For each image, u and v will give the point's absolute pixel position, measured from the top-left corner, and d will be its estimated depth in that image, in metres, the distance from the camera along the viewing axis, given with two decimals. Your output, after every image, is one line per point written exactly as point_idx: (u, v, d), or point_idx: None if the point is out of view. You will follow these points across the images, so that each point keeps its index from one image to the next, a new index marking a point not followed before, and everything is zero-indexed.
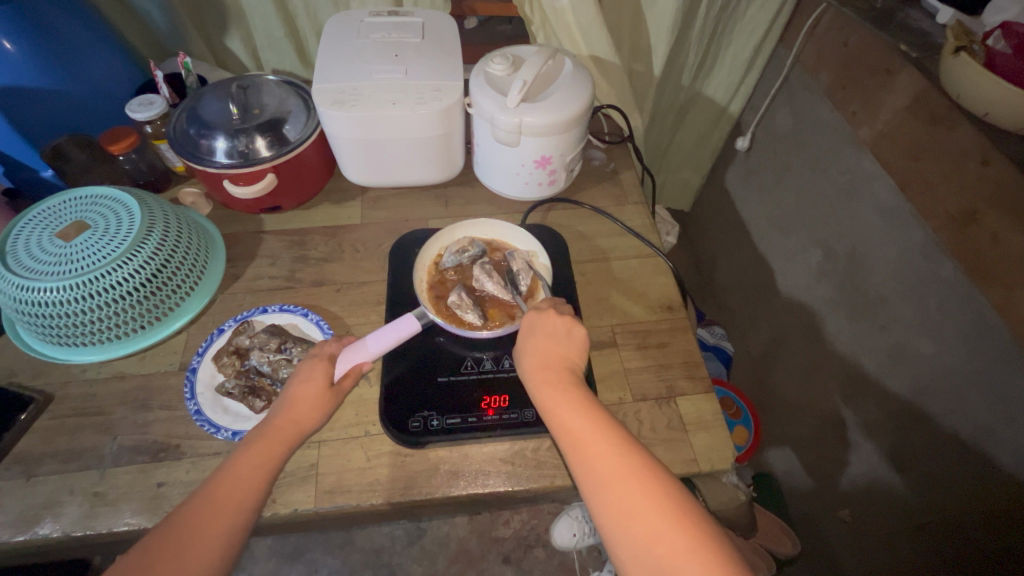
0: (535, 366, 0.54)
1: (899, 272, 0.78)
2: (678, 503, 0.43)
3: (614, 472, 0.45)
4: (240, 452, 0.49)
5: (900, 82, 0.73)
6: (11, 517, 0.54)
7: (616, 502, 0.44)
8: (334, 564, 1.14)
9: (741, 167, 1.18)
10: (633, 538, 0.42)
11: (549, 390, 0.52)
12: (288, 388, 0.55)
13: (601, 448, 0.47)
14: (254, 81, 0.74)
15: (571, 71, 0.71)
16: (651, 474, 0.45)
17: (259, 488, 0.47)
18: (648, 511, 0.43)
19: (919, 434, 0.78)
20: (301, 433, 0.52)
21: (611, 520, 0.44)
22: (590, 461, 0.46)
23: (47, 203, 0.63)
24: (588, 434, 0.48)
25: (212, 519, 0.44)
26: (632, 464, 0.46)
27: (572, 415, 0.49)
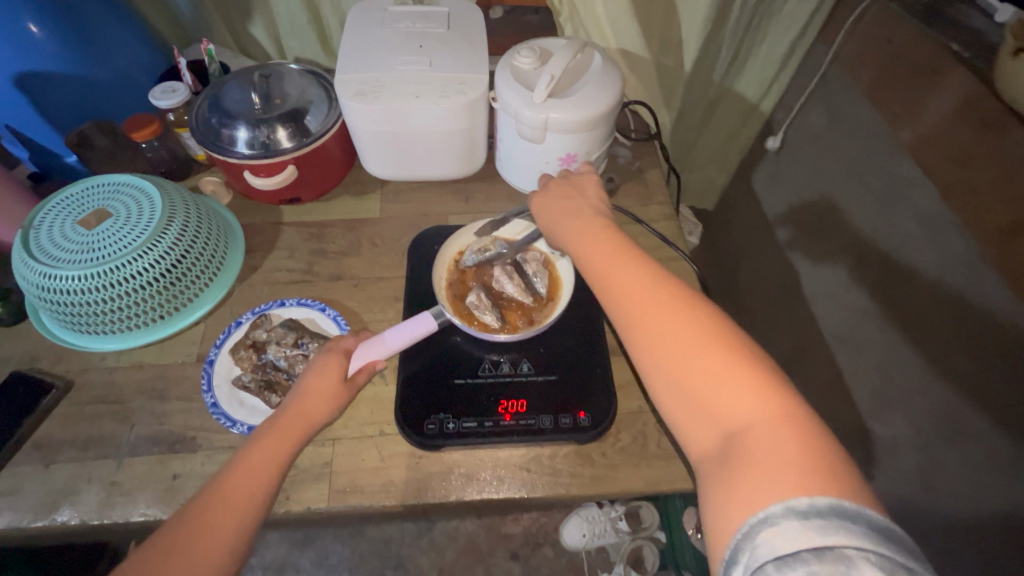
0: (566, 220, 0.55)
1: (936, 283, 0.74)
2: (716, 324, 0.41)
3: (644, 294, 0.44)
4: (251, 446, 0.48)
5: (949, 83, 0.69)
6: (32, 502, 0.54)
7: (649, 322, 0.43)
8: (344, 552, 1.15)
9: (770, 167, 1.14)
10: (668, 356, 0.41)
11: (583, 236, 0.52)
12: (302, 381, 0.54)
13: (634, 276, 0.46)
14: (276, 69, 0.73)
15: (600, 65, 0.69)
16: (686, 299, 0.43)
17: (271, 486, 0.47)
18: (687, 333, 0.41)
19: (950, 453, 0.75)
20: (312, 426, 0.51)
21: (643, 339, 0.42)
22: (620, 287, 0.46)
23: (70, 190, 0.63)
24: (621, 261, 0.48)
25: (222, 515, 0.43)
26: (666, 289, 0.44)
27: (606, 250, 0.50)
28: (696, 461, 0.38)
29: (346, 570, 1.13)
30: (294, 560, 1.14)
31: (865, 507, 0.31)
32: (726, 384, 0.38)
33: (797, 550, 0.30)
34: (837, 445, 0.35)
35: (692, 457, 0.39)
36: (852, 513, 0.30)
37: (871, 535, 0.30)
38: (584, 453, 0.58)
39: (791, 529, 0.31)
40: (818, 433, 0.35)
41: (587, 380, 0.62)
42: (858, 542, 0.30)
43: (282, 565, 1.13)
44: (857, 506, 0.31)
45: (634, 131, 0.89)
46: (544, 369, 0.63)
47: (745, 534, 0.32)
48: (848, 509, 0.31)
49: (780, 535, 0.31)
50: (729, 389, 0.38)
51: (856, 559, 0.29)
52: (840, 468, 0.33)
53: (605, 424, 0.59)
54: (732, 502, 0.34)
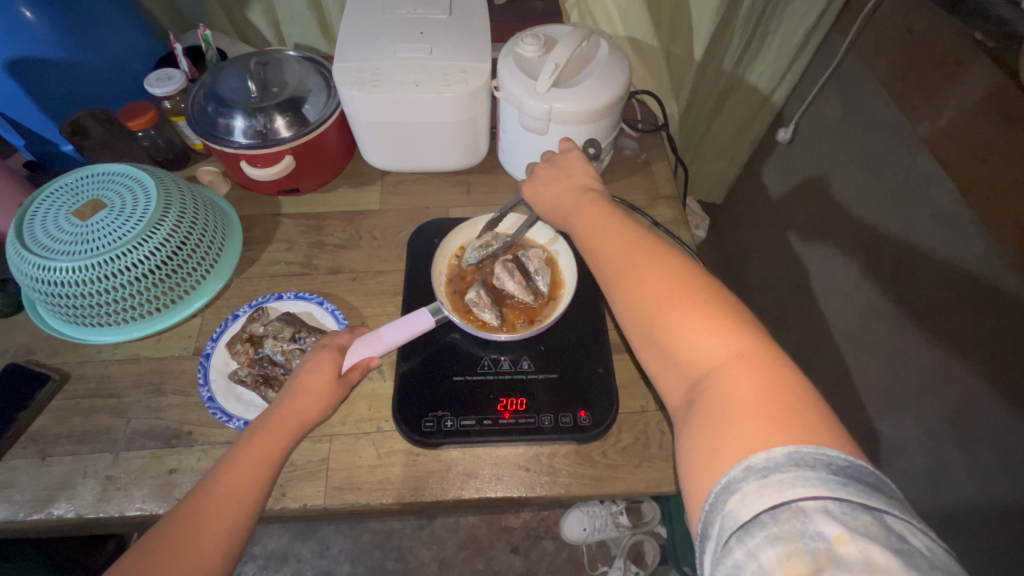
0: (555, 194, 0.55)
1: (951, 283, 0.72)
2: (693, 281, 0.41)
3: (624, 259, 0.45)
4: (242, 445, 0.47)
5: (972, 75, 0.66)
6: (28, 496, 0.54)
7: (627, 286, 0.43)
8: (346, 543, 1.16)
9: (781, 159, 1.11)
10: (645, 318, 0.41)
11: (571, 205, 0.53)
12: (296, 378, 0.53)
13: (616, 242, 0.46)
14: (274, 57, 0.71)
15: (607, 53, 0.67)
16: (666, 259, 0.43)
17: (262, 486, 0.46)
18: (656, 287, 0.41)
19: (960, 456, 0.73)
20: (305, 424, 0.51)
21: (623, 302, 0.43)
22: (602, 254, 0.47)
23: (62, 180, 0.62)
24: (604, 228, 0.48)
25: (214, 516, 0.43)
26: (646, 251, 0.44)
27: (590, 218, 0.50)
28: (675, 415, 0.39)
29: (347, 561, 1.14)
30: (295, 550, 1.14)
31: (825, 451, 0.31)
32: (698, 341, 0.38)
33: (756, 513, 0.30)
34: (809, 393, 0.35)
35: (672, 412, 0.40)
36: (809, 460, 0.30)
37: (829, 481, 0.30)
38: (585, 453, 0.57)
39: (749, 490, 0.30)
40: (787, 381, 0.35)
41: (588, 379, 0.61)
42: (815, 492, 0.29)
43: (284, 556, 1.13)
44: (815, 452, 0.31)
45: (641, 122, 0.87)
46: (544, 367, 0.62)
47: (710, 500, 0.32)
48: (805, 457, 0.30)
49: (741, 498, 0.30)
50: (700, 345, 0.38)
51: (811, 511, 0.29)
52: (805, 417, 0.33)
53: (606, 424, 0.58)
54: (697, 454, 0.34)
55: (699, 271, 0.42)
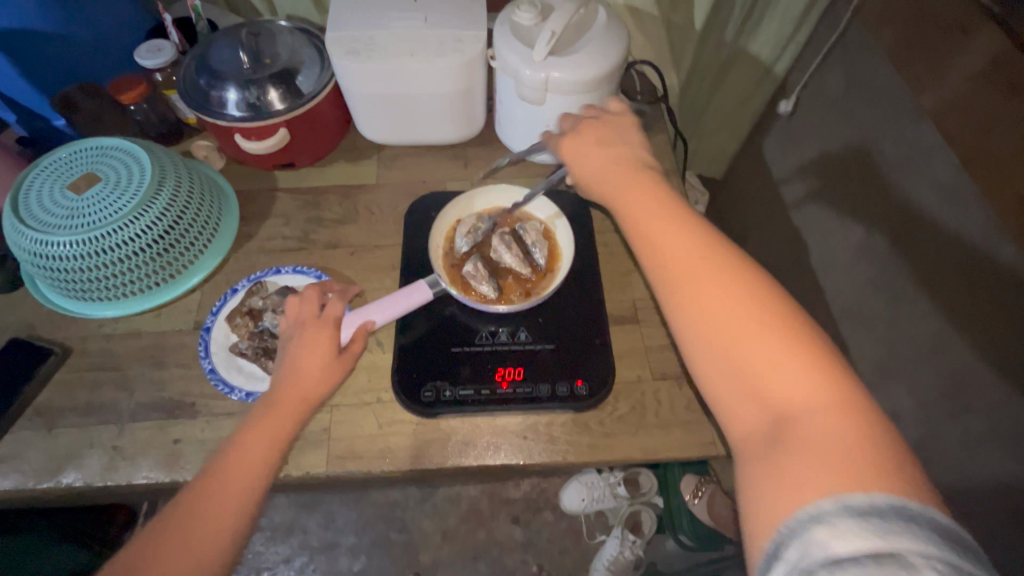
0: (608, 175, 0.50)
1: (950, 255, 0.72)
2: (773, 299, 0.38)
3: (694, 263, 0.41)
4: (245, 430, 0.48)
5: (976, 42, 0.64)
6: (36, 466, 0.55)
7: (697, 294, 0.40)
8: (350, 515, 1.18)
9: (782, 133, 1.10)
10: (719, 332, 0.38)
11: (625, 189, 0.48)
12: (292, 359, 0.52)
13: (682, 240, 0.42)
14: (266, 27, 0.69)
15: (605, 20, 0.65)
16: (741, 270, 0.40)
17: (266, 469, 0.47)
18: (732, 302, 0.39)
19: (953, 425, 0.74)
20: (307, 406, 0.51)
21: (690, 310, 0.40)
22: (665, 252, 0.42)
23: (55, 154, 0.61)
24: (670, 221, 0.44)
25: (221, 494, 0.44)
26: (719, 257, 0.41)
27: (649, 210, 0.45)
28: (741, 440, 0.37)
29: (353, 532, 1.16)
30: (301, 522, 1.17)
31: (923, 501, 0.30)
32: (780, 368, 0.36)
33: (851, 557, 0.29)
34: (896, 436, 0.33)
35: (734, 434, 0.38)
36: (913, 512, 0.29)
37: (931, 535, 0.29)
38: (582, 421, 0.58)
39: (845, 533, 0.29)
40: (875, 422, 0.33)
41: (585, 350, 0.61)
42: (918, 545, 0.28)
43: (291, 527, 1.16)
44: (918, 504, 0.29)
45: (640, 94, 0.85)
46: (541, 338, 0.62)
47: (792, 534, 0.31)
48: (908, 509, 0.29)
49: (835, 539, 0.29)
50: (782, 371, 0.36)
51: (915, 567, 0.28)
52: (898, 463, 0.32)
53: (602, 394, 0.58)
54: (773, 482, 0.33)
55: (777, 289, 0.39)
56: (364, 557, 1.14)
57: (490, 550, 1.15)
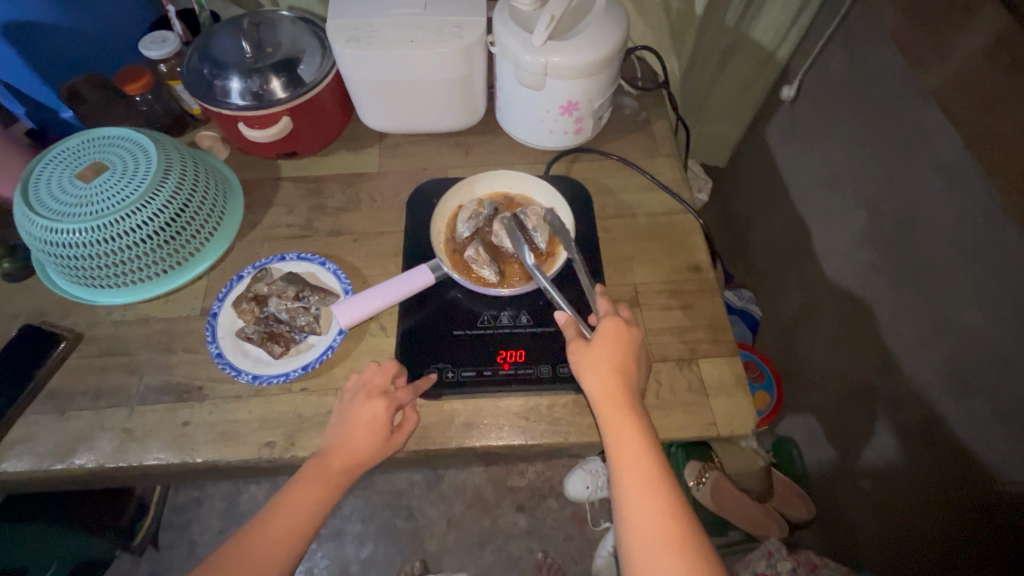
0: (605, 381, 0.51)
1: (954, 237, 0.72)
2: (693, 548, 0.44)
3: (655, 524, 0.45)
4: (291, 489, 0.51)
5: (979, 20, 0.64)
6: (49, 448, 0.57)
7: (650, 544, 0.44)
8: (357, 503, 1.20)
9: (785, 119, 1.09)
10: (643, 543, 0.44)
11: (613, 413, 0.49)
12: (347, 422, 0.53)
13: (651, 505, 0.45)
14: (267, 17, 0.70)
15: (604, 4, 0.65)
16: (693, 543, 0.44)
17: (304, 535, 0.49)
18: (657, 532, 0.44)
19: (956, 408, 0.74)
20: (353, 475, 0.52)
21: (639, 552, 0.44)
22: (632, 499, 0.46)
23: (64, 145, 0.62)
24: (644, 482, 0.46)
25: (263, 555, 0.47)
26: (680, 533, 0.44)
27: (632, 455, 0.47)
28: None
29: (359, 520, 1.18)
30: None
31: None
32: None
33: None
34: None
35: None
36: None
37: None
38: (584, 403, 0.58)
39: None
40: None
41: None
42: None
43: None
44: None
45: (641, 80, 0.85)
46: (542, 321, 0.63)
47: None
48: None
49: None
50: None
51: None
52: None
53: None
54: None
55: (700, 539, 0.45)
56: (371, 544, 1.15)
57: (496, 538, 1.16)
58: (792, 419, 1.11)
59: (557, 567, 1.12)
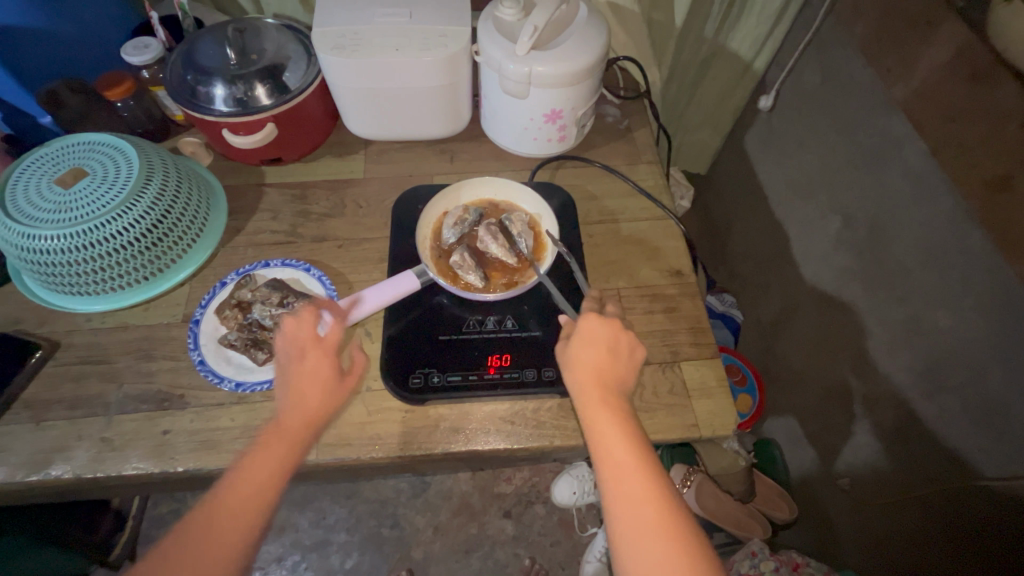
0: (585, 375, 0.51)
1: (922, 241, 0.75)
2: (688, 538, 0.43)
3: (641, 513, 0.44)
4: (248, 453, 0.47)
5: (942, 33, 0.66)
6: (23, 459, 0.55)
7: (638, 534, 0.43)
8: (342, 512, 1.18)
9: (763, 128, 1.12)
10: (641, 540, 0.43)
11: (596, 411, 0.49)
12: (288, 382, 0.51)
13: (638, 494, 0.44)
14: (252, 24, 0.70)
15: (586, 15, 0.67)
16: (679, 529, 0.43)
17: (271, 497, 0.46)
18: (651, 527, 0.43)
19: (929, 406, 0.77)
20: (313, 432, 0.50)
21: (627, 543, 0.43)
22: (621, 494, 0.45)
23: (43, 151, 0.61)
24: (629, 470, 0.46)
25: (224, 530, 0.43)
26: (666, 520, 0.44)
27: (618, 449, 0.47)
28: None
29: (344, 529, 1.16)
30: (293, 521, 1.17)
31: None
32: None
33: None
34: None
35: None
36: None
37: None
38: (568, 406, 0.59)
39: None
40: None
41: None
42: None
43: (282, 526, 1.16)
44: None
45: (623, 89, 0.87)
46: (527, 326, 0.63)
47: None
48: None
49: None
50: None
51: None
52: None
53: None
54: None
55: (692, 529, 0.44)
56: (356, 554, 1.14)
57: (483, 544, 1.16)
58: (773, 422, 1.13)
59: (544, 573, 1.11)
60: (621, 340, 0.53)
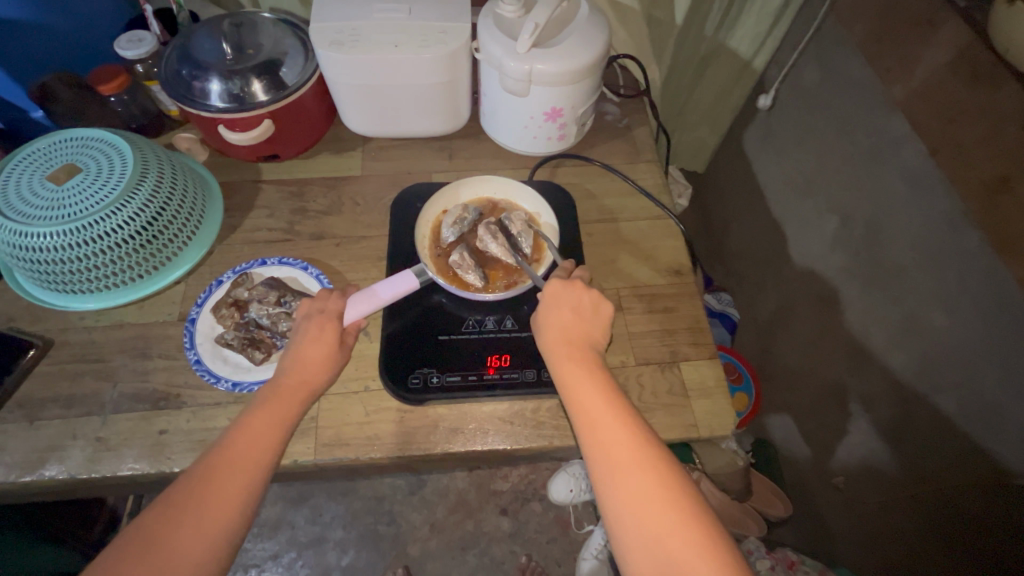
0: (553, 334, 0.53)
1: (919, 242, 0.75)
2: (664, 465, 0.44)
3: (623, 452, 0.44)
4: (252, 412, 0.48)
5: (944, 34, 0.66)
6: (18, 459, 0.55)
7: (617, 471, 0.43)
8: (338, 510, 1.18)
9: (762, 127, 1.12)
10: (621, 475, 0.43)
11: (567, 364, 0.50)
12: (293, 347, 0.53)
13: (618, 436, 0.45)
14: (249, 19, 0.69)
15: (587, 12, 0.66)
16: (662, 464, 0.44)
17: (269, 456, 0.46)
18: (629, 461, 0.44)
19: (924, 406, 0.77)
20: (311, 392, 0.52)
21: (613, 483, 0.43)
22: (596, 437, 0.45)
23: (34, 146, 0.60)
24: (601, 411, 0.47)
25: (228, 479, 0.43)
26: (648, 456, 0.44)
27: (590, 396, 0.48)
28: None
29: (340, 526, 1.16)
30: (289, 518, 1.16)
31: None
32: (664, 521, 0.41)
33: None
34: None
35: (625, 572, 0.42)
36: None
37: None
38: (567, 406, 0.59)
39: None
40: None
41: None
42: None
43: (278, 523, 1.15)
44: None
45: (622, 87, 0.87)
46: (527, 326, 0.63)
47: None
48: None
49: None
50: (682, 540, 0.40)
51: None
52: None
53: None
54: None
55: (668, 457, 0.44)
56: (353, 551, 1.14)
57: (479, 541, 1.16)
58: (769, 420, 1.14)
59: (540, 569, 1.12)
60: (584, 292, 0.55)
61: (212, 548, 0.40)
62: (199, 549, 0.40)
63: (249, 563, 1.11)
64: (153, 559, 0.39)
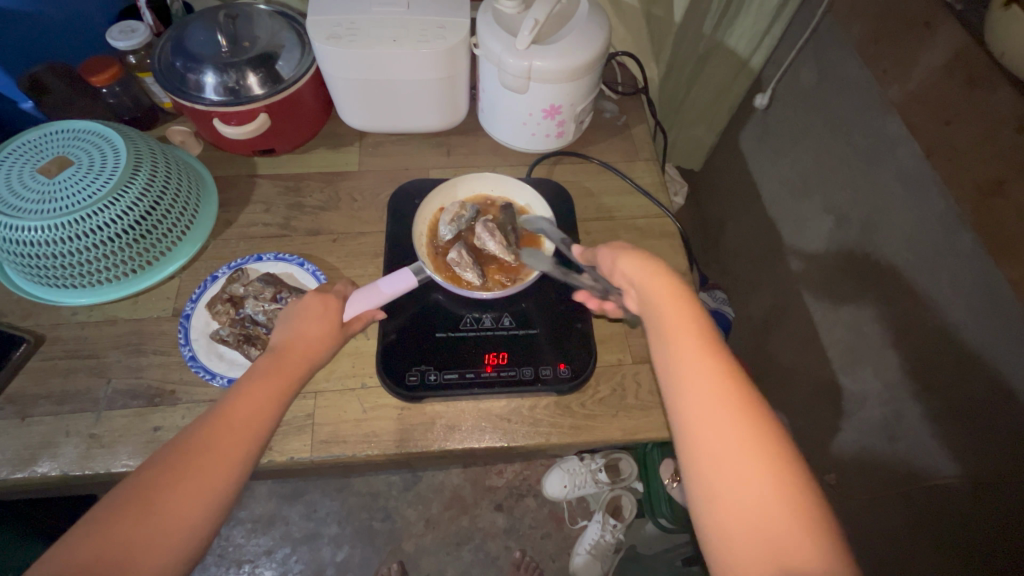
0: (635, 262, 0.53)
1: (913, 243, 0.76)
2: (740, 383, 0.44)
3: (701, 367, 0.45)
4: (250, 379, 0.48)
5: (941, 36, 0.66)
6: (9, 456, 0.54)
7: (695, 383, 0.44)
8: (333, 505, 1.18)
9: (759, 126, 1.12)
10: (700, 386, 0.44)
11: (653, 289, 0.50)
12: (293, 322, 0.53)
13: (699, 354, 0.45)
14: (244, 9, 0.68)
15: (587, 9, 0.66)
16: (742, 386, 0.44)
17: (263, 429, 0.46)
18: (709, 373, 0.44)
19: (916, 405, 0.78)
20: (310, 366, 0.52)
21: (693, 409, 0.43)
22: (679, 352, 0.46)
23: (24, 137, 0.59)
24: (683, 330, 0.47)
25: (224, 448, 0.43)
26: (735, 389, 0.43)
27: (676, 318, 0.48)
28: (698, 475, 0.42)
29: (335, 522, 1.16)
30: (283, 514, 1.16)
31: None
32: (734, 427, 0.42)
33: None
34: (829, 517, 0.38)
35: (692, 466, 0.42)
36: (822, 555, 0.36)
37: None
38: (564, 404, 0.59)
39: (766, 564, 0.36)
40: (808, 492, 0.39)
41: (568, 335, 0.63)
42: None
43: (272, 519, 1.15)
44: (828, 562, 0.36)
45: (621, 84, 0.86)
46: (524, 324, 0.63)
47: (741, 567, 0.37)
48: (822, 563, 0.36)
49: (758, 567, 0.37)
50: (748, 441, 0.41)
51: None
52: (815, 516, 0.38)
53: (585, 377, 0.60)
54: (729, 529, 0.39)
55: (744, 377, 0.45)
56: (347, 547, 1.14)
57: (474, 537, 1.16)
58: None
59: (535, 565, 1.13)
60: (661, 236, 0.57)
61: (207, 514, 0.40)
62: (191, 517, 0.39)
63: (243, 559, 1.10)
64: (149, 519, 0.38)
